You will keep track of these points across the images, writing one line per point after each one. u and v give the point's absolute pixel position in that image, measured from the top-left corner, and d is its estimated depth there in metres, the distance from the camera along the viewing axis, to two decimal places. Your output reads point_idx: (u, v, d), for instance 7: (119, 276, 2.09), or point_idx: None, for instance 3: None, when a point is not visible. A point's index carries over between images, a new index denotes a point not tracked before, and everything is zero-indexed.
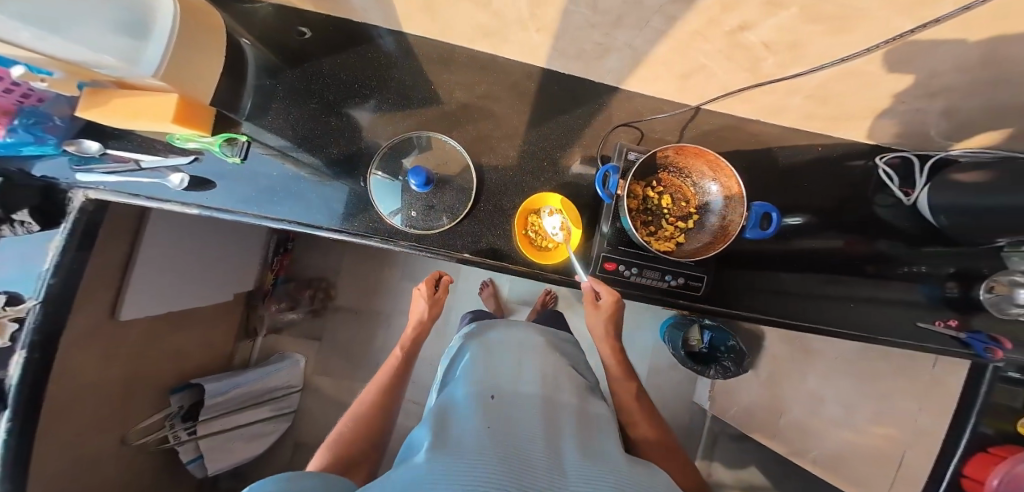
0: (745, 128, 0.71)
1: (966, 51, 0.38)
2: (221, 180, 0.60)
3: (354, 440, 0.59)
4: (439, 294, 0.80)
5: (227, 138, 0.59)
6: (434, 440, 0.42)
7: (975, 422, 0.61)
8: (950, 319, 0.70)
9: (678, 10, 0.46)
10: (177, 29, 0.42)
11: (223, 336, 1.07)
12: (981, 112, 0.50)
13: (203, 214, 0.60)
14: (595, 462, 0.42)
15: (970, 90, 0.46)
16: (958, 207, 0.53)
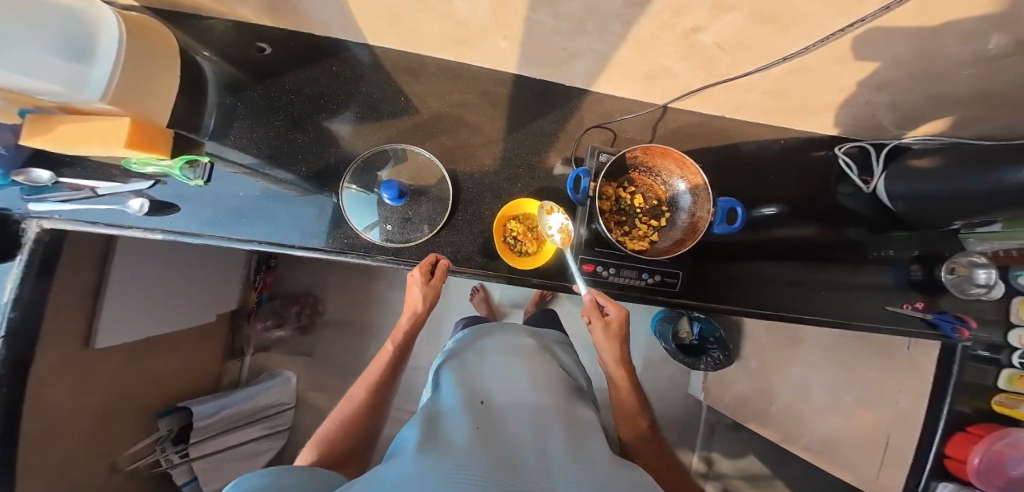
0: (714, 124, 0.73)
1: (902, 41, 0.40)
2: (183, 202, 0.59)
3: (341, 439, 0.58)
4: (434, 286, 0.62)
5: (188, 160, 0.57)
6: (424, 442, 0.42)
7: (950, 402, 0.64)
8: (917, 301, 0.71)
9: (634, 15, 0.47)
10: (122, 50, 0.42)
11: (207, 358, 1.06)
12: (929, 99, 0.52)
13: (168, 239, 0.59)
14: (582, 462, 0.42)
15: (914, 78, 0.48)
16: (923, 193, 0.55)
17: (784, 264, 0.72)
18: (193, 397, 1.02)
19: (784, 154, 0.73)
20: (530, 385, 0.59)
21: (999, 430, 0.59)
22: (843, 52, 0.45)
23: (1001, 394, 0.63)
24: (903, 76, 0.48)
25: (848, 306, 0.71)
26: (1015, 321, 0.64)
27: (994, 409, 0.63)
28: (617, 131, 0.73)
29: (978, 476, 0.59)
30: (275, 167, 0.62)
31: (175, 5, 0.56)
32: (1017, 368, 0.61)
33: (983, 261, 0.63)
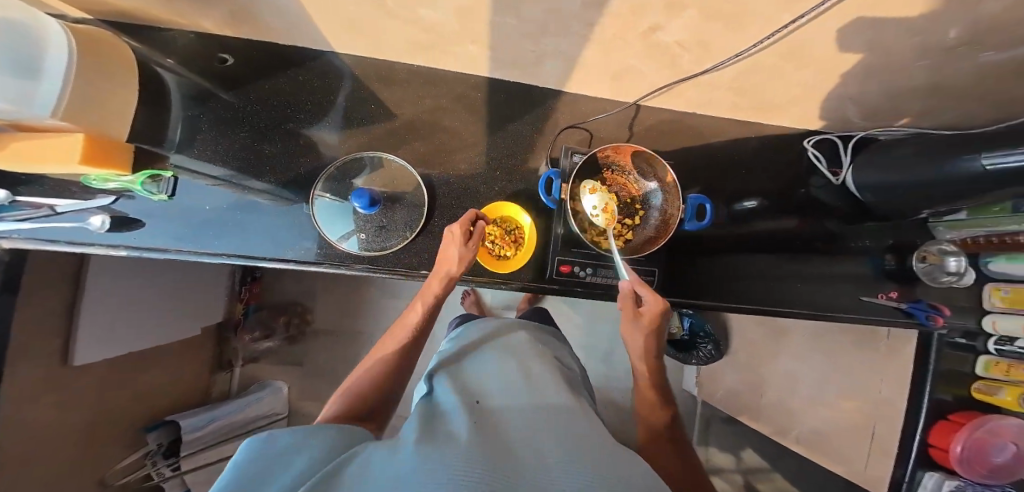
0: (684, 122, 0.74)
1: (849, 30, 0.41)
2: (151, 219, 0.59)
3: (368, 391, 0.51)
4: (475, 241, 0.59)
5: (150, 175, 0.56)
6: (421, 434, 0.41)
7: (930, 388, 0.65)
8: (892, 291, 0.73)
9: (593, 16, 0.48)
10: (74, 63, 0.41)
11: (195, 371, 1.06)
12: (890, 86, 0.52)
13: (133, 255, 0.59)
14: (582, 446, 0.41)
15: (870, 63, 0.48)
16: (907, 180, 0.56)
17: (767, 257, 0.75)
18: (183, 410, 1.02)
19: (753, 146, 0.76)
20: (528, 380, 0.57)
21: (978, 418, 0.61)
22: (802, 43, 0.45)
23: (979, 380, 0.64)
24: (868, 62, 0.48)
25: (827, 300, 0.74)
26: (988, 307, 0.66)
27: (974, 396, 0.64)
28: (593, 130, 0.73)
29: (960, 463, 0.60)
30: (247, 178, 0.63)
31: (133, 19, 0.57)
32: (993, 355, 0.62)
33: (952, 249, 0.65)
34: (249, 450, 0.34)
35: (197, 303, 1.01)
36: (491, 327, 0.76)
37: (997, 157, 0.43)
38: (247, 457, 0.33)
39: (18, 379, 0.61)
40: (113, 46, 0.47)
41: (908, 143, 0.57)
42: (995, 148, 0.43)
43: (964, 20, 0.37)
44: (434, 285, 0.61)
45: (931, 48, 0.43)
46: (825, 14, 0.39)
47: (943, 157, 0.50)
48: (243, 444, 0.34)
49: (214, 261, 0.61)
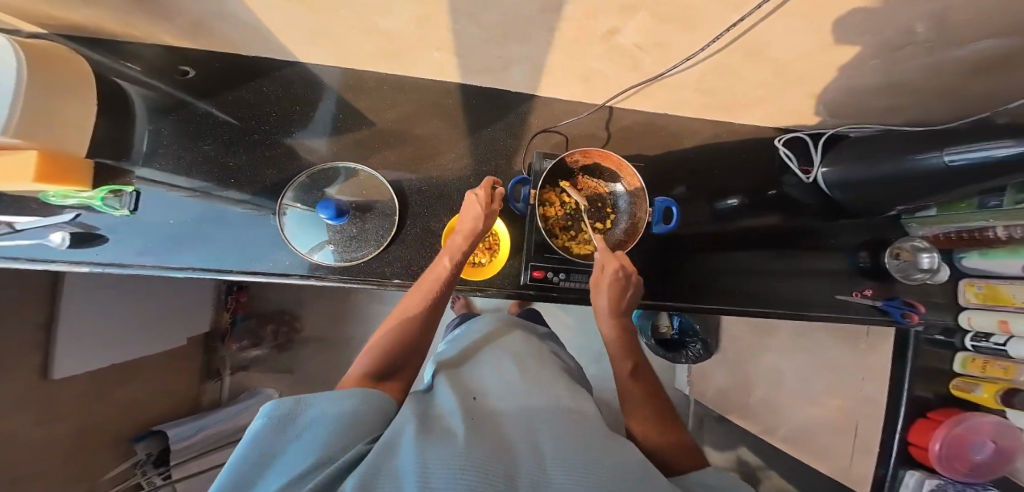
0: (659, 123, 0.76)
1: (798, 23, 0.41)
2: (113, 233, 0.60)
3: (388, 352, 0.49)
4: (496, 206, 0.60)
5: (111, 190, 0.58)
6: (420, 424, 0.40)
7: (909, 386, 0.65)
8: (867, 289, 0.78)
9: (552, 21, 0.48)
10: (24, 80, 0.43)
11: (183, 380, 1.08)
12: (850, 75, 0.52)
13: (95, 270, 0.59)
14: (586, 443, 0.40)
15: (816, 59, 0.49)
16: (886, 177, 0.57)
17: (755, 253, 0.79)
18: (173, 418, 1.03)
19: (724, 146, 0.79)
20: (526, 376, 0.56)
21: (957, 416, 0.61)
22: (759, 39, 0.46)
23: (958, 378, 0.65)
24: (834, 52, 0.47)
25: (800, 296, 0.78)
26: (963, 303, 0.69)
27: (954, 393, 0.65)
28: (568, 133, 0.74)
29: (939, 462, 0.59)
30: (221, 188, 0.63)
31: (94, 33, 0.57)
32: (970, 352, 0.64)
33: (925, 246, 0.69)
34: (270, 416, 0.36)
35: (184, 311, 1.03)
36: (496, 322, 0.74)
37: (959, 152, 0.44)
38: (267, 423, 0.35)
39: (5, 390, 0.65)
40: (68, 59, 0.50)
41: (880, 142, 0.58)
42: (958, 145, 0.44)
43: (926, 7, 0.36)
44: (455, 240, 0.58)
45: (893, 36, 0.42)
46: (785, 8, 0.39)
47: (912, 153, 0.51)
48: (265, 407, 0.36)
49: (182, 275, 0.62)
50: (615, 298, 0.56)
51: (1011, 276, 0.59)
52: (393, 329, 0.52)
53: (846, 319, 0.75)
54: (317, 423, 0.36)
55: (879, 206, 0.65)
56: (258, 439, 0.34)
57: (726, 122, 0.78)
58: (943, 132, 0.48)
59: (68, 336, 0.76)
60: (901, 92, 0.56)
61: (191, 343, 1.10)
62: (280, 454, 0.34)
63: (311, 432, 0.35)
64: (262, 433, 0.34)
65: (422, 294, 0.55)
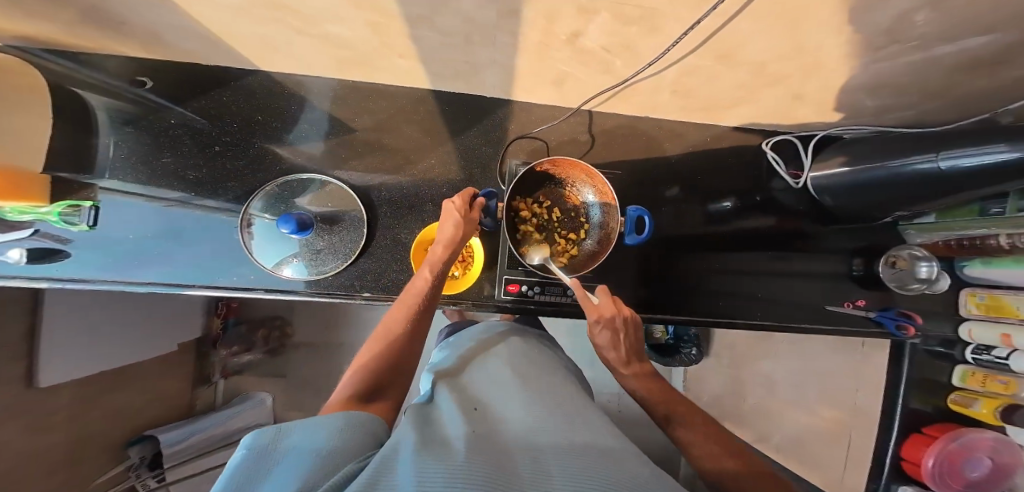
0: (639, 129, 0.74)
1: (769, 19, 0.38)
2: (74, 248, 0.62)
3: (376, 371, 0.43)
4: (474, 214, 0.57)
5: (69, 204, 0.60)
6: (420, 437, 0.35)
7: (904, 397, 0.62)
8: (860, 299, 0.74)
9: (515, 25, 0.45)
10: None
11: (174, 385, 1.10)
12: (831, 73, 0.49)
13: (54, 286, 0.61)
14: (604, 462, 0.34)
15: (790, 56, 0.46)
16: (876, 182, 0.53)
17: (755, 253, 0.76)
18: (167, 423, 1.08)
19: (709, 151, 0.76)
20: (531, 386, 0.50)
21: (952, 431, 0.57)
22: (733, 39, 0.43)
23: (955, 391, 0.62)
24: (816, 47, 0.43)
25: (788, 305, 0.75)
26: (964, 314, 0.66)
27: (951, 407, 0.62)
28: (547, 139, 0.71)
29: (932, 479, 0.56)
30: (199, 196, 0.65)
31: (51, 45, 0.57)
32: (970, 365, 0.61)
33: (924, 254, 0.66)
34: (249, 448, 0.30)
35: (173, 318, 1.05)
36: (490, 330, 0.67)
37: (952, 157, 0.41)
38: (246, 456, 0.30)
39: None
40: (27, 75, 0.52)
41: (867, 145, 0.56)
42: (953, 149, 0.41)
43: (908, 3, 0.32)
44: (435, 252, 0.54)
45: (877, 32, 0.39)
46: (753, 6, 0.36)
47: (898, 157, 0.48)
48: (245, 438, 0.31)
49: (142, 290, 0.64)
50: (612, 349, 0.52)
51: (1013, 286, 0.56)
52: (382, 350, 0.46)
53: (830, 330, 0.73)
54: (298, 449, 0.30)
55: (869, 212, 0.63)
56: (236, 473, 0.29)
57: (713, 125, 0.74)
58: (933, 135, 0.45)
59: (51, 353, 0.78)
60: (891, 91, 0.52)
61: (183, 349, 1.12)
62: (256, 487, 0.27)
63: (290, 460, 0.29)
64: (240, 468, 0.29)
65: (405, 312, 0.50)
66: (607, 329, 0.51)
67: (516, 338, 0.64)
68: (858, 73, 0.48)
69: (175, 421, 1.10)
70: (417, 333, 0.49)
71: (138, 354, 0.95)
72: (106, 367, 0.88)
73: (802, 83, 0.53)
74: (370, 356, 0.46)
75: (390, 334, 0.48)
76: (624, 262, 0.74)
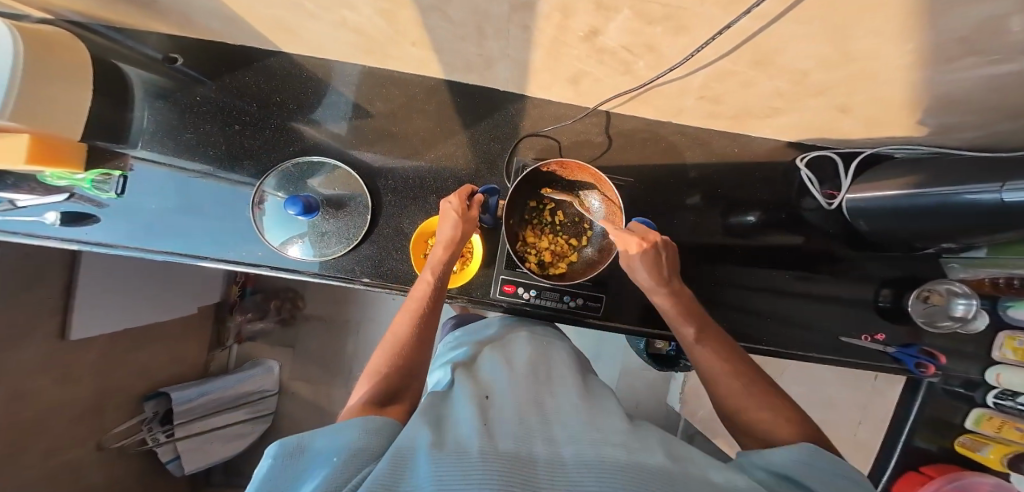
0: (659, 134, 0.71)
1: (807, 22, 0.35)
2: (103, 214, 0.66)
3: (390, 377, 0.43)
4: (473, 212, 0.56)
5: (100, 173, 0.64)
6: (434, 431, 0.35)
7: (908, 431, 0.71)
8: (879, 333, 0.69)
9: (527, 19, 0.43)
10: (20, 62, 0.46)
11: (190, 346, 1.17)
12: (867, 82, 0.45)
13: (83, 248, 0.65)
14: (621, 453, 0.33)
15: (829, 63, 0.42)
16: (921, 207, 0.49)
17: (775, 272, 0.71)
18: (182, 381, 1.15)
19: (734, 162, 0.71)
20: (543, 378, 0.49)
21: (950, 473, 0.64)
22: (768, 45, 0.40)
23: (964, 434, 0.66)
24: (865, 54, 0.39)
25: (801, 331, 0.71)
26: (997, 358, 0.63)
27: (957, 448, 0.67)
28: (559, 139, 0.69)
29: None
30: (222, 170, 0.67)
31: (92, 19, 0.60)
32: (988, 409, 0.63)
33: (965, 292, 0.61)
34: (277, 456, 0.31)
35: (192, 284, 1.11)
36: (504, 320, 0.65)
37: (1018, 189, 0.36)
38: (274, 465, 0.31)
39: (17, 357, 0.76)
40: (71, 49, 0.54)
41: (919, 169, 0.50)
42: (1021, 180, 0.35)
43: (981, 6, 0.28)
44: (436, 253, 0.55)
45: (934, 41, 0.35)
46: (800, 6, 0.33)
47: (958, 184, 0.43)
48: (271, 447, 0.32)
49: (160, 258, 0.67)
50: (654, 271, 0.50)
51: None
52: (394, 357, 0.46)
53: (842, 363, 0.69)
54: (324, 457, 0.31)
55: (909, 241, 0.58)
56: (268, 482, 0.30)
57: (742, 135, 0.70)
58: (1001, 161, 0.40)
59: (85, 298, 0.86)
60: (945, 108, 0.47)
61: (202, 312, 1.19)
62: None
63: (316, 469, 0.30)
64: (273, 476, 0.30)
65: (409, 316, 0.51)
66: (649, 253, 0.50)
67: (524, 327, 0.62)
68: (906, 85, 0.44)
69: (190, 380, 1.17)
70: (426, 332, 0.50)
71: (156, 315, 1.01)
72: (127, 324, 0.94)
73: (844, 94, 0.49)
74: (382, 364, 0.46)
75: (400, 339, 0.49)
76: None
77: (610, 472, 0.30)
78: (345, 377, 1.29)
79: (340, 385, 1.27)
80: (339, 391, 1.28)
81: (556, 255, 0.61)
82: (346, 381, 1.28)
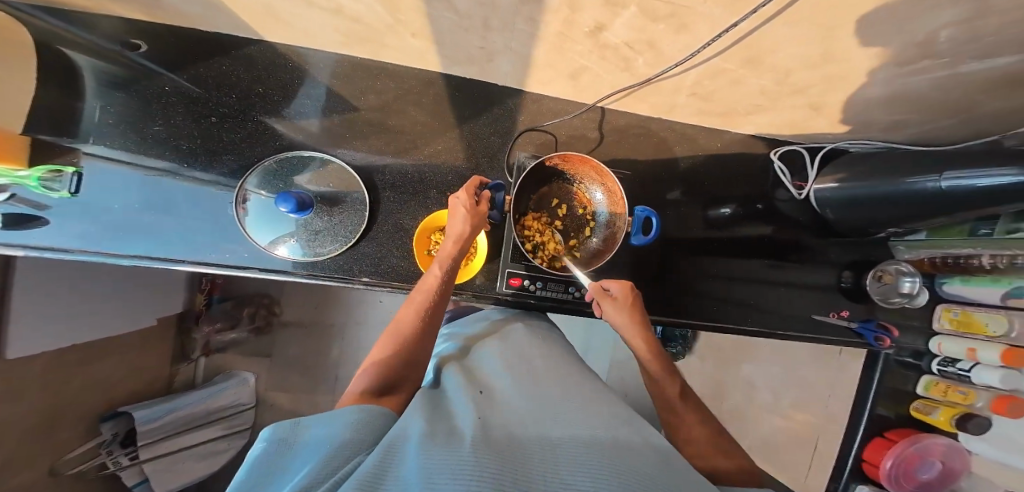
0: (651, 130, 0.74)
1: (798, 25, 0.39)
2: (54, 215, 0.58)
3: (390, 367, 0.43)
4: (483, 207, 0.56)
5: (50, 170, 0.56)
6: (427, 424, 0.36)
7: (871, 406, 0.68)
8: (845, 310, 0.77)
9: (535, 12, 0.44)
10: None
11: (150, 361, 1.07)
12: (837, 82, 0.50)
13: (31, 254, 0.57)
14: (602, 446, 0.34)
15: (809, 65, 0.47)
16: (880, 199, 0.55)
17: (753, 260, 0.77)
18: (141, 399, 1.05)
19: (716, 156, 0.76)
20: (539, 373, 0.50)
21: (912, 437, 0.64)
22: (759, 46, 0.44)
23: (917, 400, 0.69)
24: (844, 56, 0.44)
25: (777, 312, 0.77)
26: (936, 328, 0.71)
27: (912, 414, 0.69)
28: (557, 134, 0.70)
29: (888, 480, 0.63)
30: (188, 169, 0.62)
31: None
32: (935, 375, 0.67)
33: (910, 271, 0.69)
34: (269, 440, 0.31)
35: (150, 291, 1.03)
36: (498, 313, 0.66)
37: (956, 178, 0.43)
38: (266, 450, 0.31)
39: None
40: (10, 29, 0.51)
41: (875, 161, 0.57)
42: (957, 169, 0.43)
43: (948, 12, 0.33)
44: (446, 247, 0.54)
45: (899, 45, 0.40)
46: (791, 10, 0.36)
47: (908, 175, 0.50)
48: (264, 431, 0.32)
49: (127, 263, 0.61)
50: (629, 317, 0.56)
51: (986, 304, 0.61)
52: (396, 348, 0.46)
53: (819, 339, 0.76)
54: (314, 444, 0.31)
55: (866, 227, 0.65)
56: (256, 468, 0.30)
57: (722, 130, 0.75)
58: (942, 155, 0.46)
59: (20, 320, 0.73)
60: (902, 106, 0.54)
61: (163, 323, 1.09)
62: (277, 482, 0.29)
63: (307, 456, 0.30)
64: (260, 462, 0.30)
65: (414, 308, 0.50)
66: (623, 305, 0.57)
67: (519, 320, 0.64)
68: (875, 85, 0.49)
69: (151, 397, 1.07)
70: (429, 327, 0.49)
71: (111, 328, 0.91)
72: (78, 339, 0.85)
73: (820, 93, 0.54)
74: (381, 353, 0.45)
75: (403, 330, 0.48)
76: (625, 260, 0.74)
77: (602, 472, 0.30)
78: (330, 383, 1.25)
79: (325, 393, 1.23)
80: (324, 398, 1.23)
81: (562, 248, 0.63)
82: (331, 388, 1.23)
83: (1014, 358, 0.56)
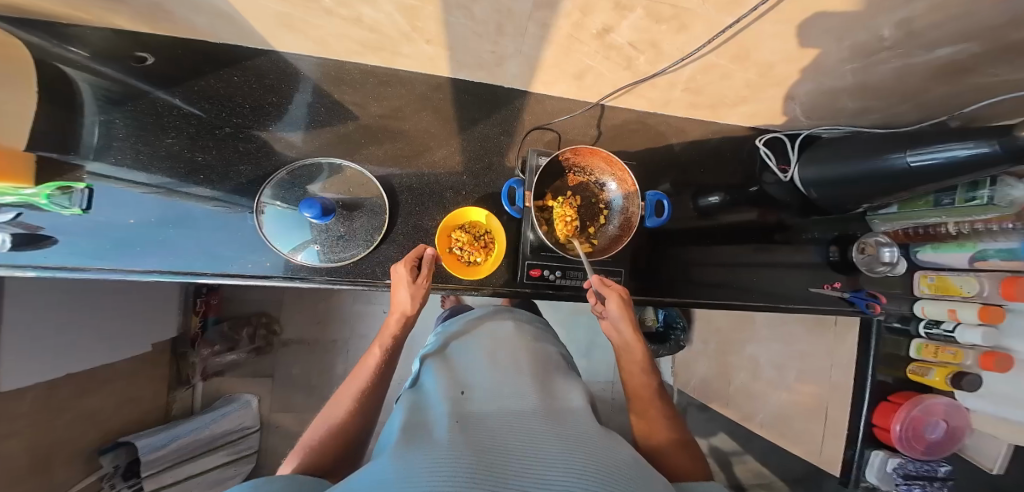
0: (647, 124, 0.79)
1: (783, 23, 0.44)
2: (61, 233, 0.56)
3: (325, 454, 0.44)
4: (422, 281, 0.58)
5: (60, 187, 0.54)
6: (404, 435, 0.37)
7: (872, 370, 0.74)
8: (836, 281, 0.84)
9: (547, 17, 0.47)
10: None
11: (146, 391, 1.03)
12: (814, 72, 0.56)
13: (42, 274, 0.55)
14: (567, 440, 0.36)
15: (789, 59, 0.53)
16: (855, 180, 0.61)
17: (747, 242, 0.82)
18: (140, 430, 1.01)
19: (707, 147, 0.82)
20: (518, 369, 0.52)
21: (914, 398, 0.69)
22: (748, 44, 0.49)
23: (913, 362, 0.74)
24: (819, 51, 0.49)
25: (772, 289, 0.82)
26: (916, 293, 0.77)
27: (909, 377, 0.74)
28: (560, 130, 0.74)
29: (899, 442, 0.68)
30: (189, 184, 0.61)
31: (22, 12, 0.52)
32: (923, 339, 0.73)
33: (887, 241, 0.75)
34: None
35: (143, 316, 0.99)
36: (483, 313, 0.68)
37: (921, 154, 0.49)
38: None
39: None
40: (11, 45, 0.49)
41: (849, 144, 0.63)
42: (919, 148, 0.49)
43: (907, 8, 0.38)
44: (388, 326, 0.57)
45: (867, 38, 0.46)
46: (778, 9, 0.41)
47: (881, 155, 0.55)
48: None
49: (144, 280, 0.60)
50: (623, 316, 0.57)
51: (959, 268, 0.67)
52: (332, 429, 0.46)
53: (813, 310, 0.82)
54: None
55: (844, 204, 0.71)
56: None
57: (712, 121, 0.81)
58: (906, 135, 0.53)
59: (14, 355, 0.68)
60: (870, 94, 0.60)
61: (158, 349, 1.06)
62: None
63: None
64: None
65: (356, 387, 0.51)
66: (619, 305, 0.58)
67: (506, 319, 0.65)
68: (848, 74, 0.55)
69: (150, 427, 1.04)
70: (368, 408, 0.50)
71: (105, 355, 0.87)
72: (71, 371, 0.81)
73: (798, 83, 0.60)
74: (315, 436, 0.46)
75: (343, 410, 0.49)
76: (633, 248, 0.78)
77: (566, 465, 0.32)
78: None
79: None
80: None
81: (581, 236, 0.66)
82: None
83: (989, 315, 0.62)
